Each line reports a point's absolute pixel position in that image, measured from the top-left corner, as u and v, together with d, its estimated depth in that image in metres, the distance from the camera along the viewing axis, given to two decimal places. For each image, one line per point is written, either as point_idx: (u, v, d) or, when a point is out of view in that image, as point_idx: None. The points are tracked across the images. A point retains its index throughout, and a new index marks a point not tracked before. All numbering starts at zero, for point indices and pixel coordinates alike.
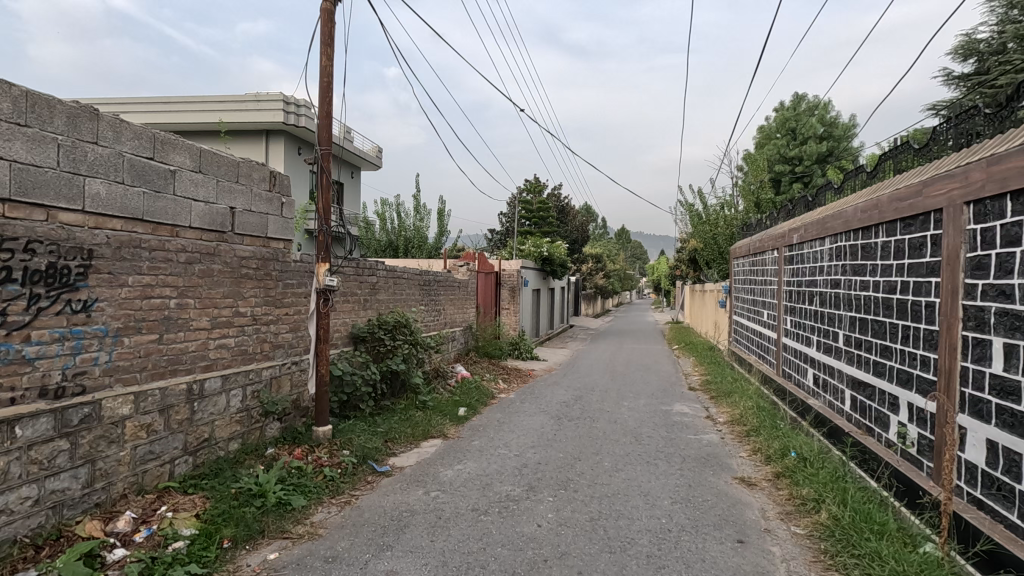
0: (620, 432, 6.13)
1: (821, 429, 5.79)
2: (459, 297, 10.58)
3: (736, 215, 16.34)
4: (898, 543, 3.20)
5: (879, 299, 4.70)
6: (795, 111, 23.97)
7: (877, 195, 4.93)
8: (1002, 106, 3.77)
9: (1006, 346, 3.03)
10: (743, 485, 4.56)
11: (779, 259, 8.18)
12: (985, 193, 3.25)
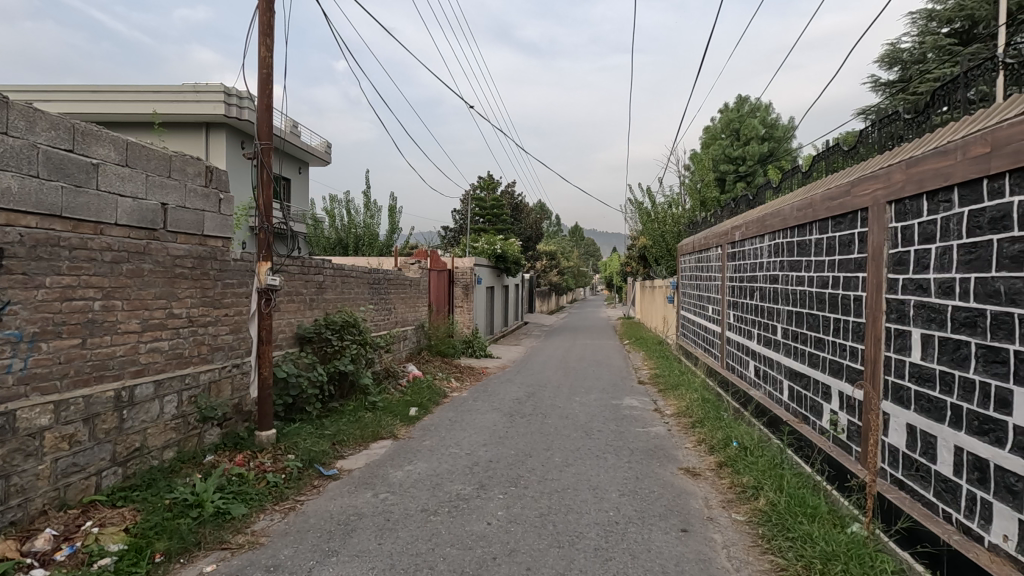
0: (571, 428, 6.21)
1: (761, 418, 6.06)
2: (410, 295, 10.44)
3: (683, 214, 16.84)
4: (827, 525, 3.37)
5: (813, 293, 4.95)
6: (737, 113, 24.90)
7: (810, 195, 5.18)
8: (920, 112, 4.04)
9: (923, 336, 3.24)
10: (688, 475, 4.72)
11: (723, 256, 8.48)
12: (904, 193, 3.47)
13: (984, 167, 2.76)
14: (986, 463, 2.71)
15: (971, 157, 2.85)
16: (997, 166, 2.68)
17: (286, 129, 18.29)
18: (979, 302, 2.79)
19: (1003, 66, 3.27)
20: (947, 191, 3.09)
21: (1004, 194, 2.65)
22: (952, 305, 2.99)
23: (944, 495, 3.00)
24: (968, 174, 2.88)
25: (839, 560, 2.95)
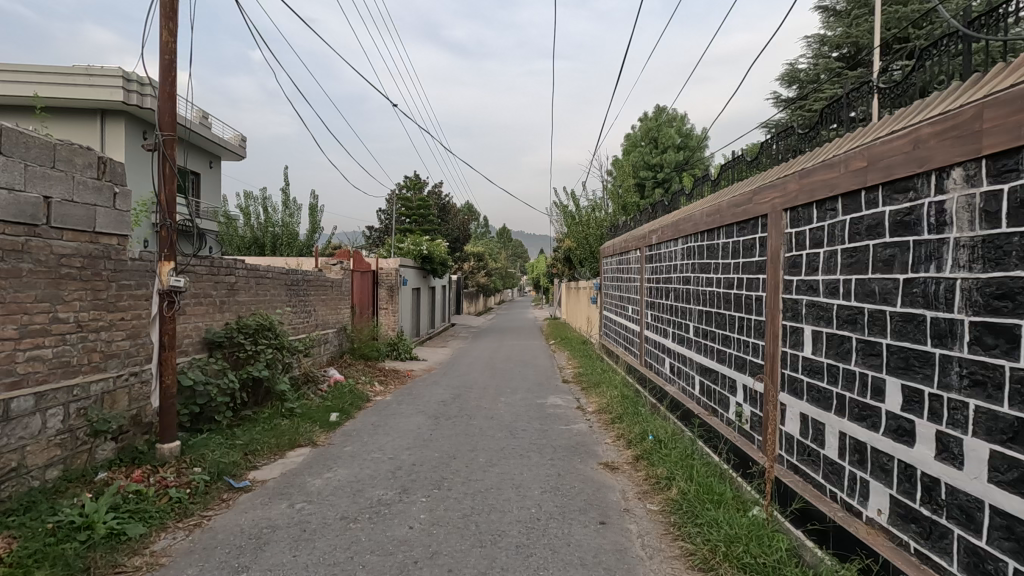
0: (496, 428, 6.25)
1: (676, 412, 6.39)
2: (332, 297, 10.08)
3: (605, 217, 17.45)
4: (732, 509, 3.61)
5: (721, 294, 5.29)
6: (656, 122, 26.17)
7: (718, 202, 5.53)
8: (811, 128, 4.43)
9: (813, 332, 3.55)
10: (607, 469, 4.89)
11: (641, 258, 8.87)
12: (797, 202, 3.79)
13: (862, 180, 3.07)
14: (864, 446, 3.01)
15: (853, 170, 3.16)
16: (872, 179, 2.99)
17: (195, 120, 17.12)
18: (858, 301, 3.10)
19: (878, 89, 3.66)
20: (833, 200, 3.40)
21: (878, 203, 2.96)
22: (837, 303, 3.30)
23: (831, 477, 3.31)
24: (849, 185, 3.19)
25: (741, 542, 3.18)
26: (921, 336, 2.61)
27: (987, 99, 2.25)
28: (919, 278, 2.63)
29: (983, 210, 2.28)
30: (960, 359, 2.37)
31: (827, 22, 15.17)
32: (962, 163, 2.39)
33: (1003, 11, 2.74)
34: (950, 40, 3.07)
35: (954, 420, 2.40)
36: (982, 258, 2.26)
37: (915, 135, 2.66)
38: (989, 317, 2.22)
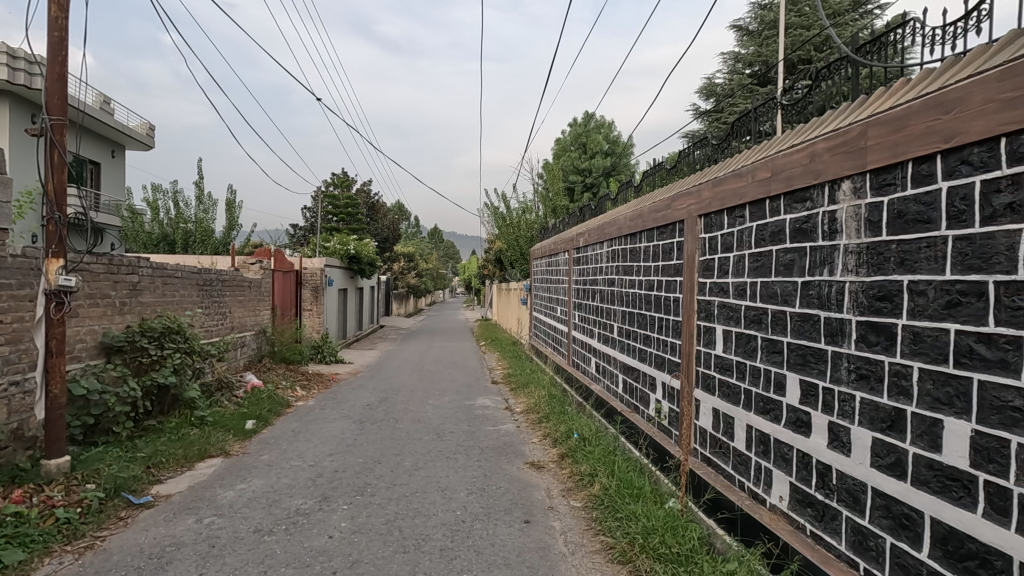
0: (423, 431, 6.17)
1: (600, 410, 6.58)
2: (249, 298, 9.57)
3: (536, 220, 17.71)
4: (649, 502, 3.76)
5: (642, 295, 5.51)
6: (585, 128, 26.92)
7: (640, 207, 5.75)
8: (724, 140, 4.72)
9: (724, 332, 3.77)
10: (533, 468, 4.96)
11: (569, 260, 9.06)
12: (710, 209, 4.01)
13: (767, 189, 3.30)
14: (768, 437, 3.23)
15: (759, 180, 3.38)
16: (775, 189, 3.22)
17: (95, 105, 15.71)
18: (763, 302, 3.32)
19: (781, 106, 3.95)
20: (741, 208, 3.63)
21: (780, 212, 3.19)
22: (744, 305, 3.52)
23: (739, 467, 3.52)
24: (755, 194, 3.42)
25: (657, 533, 3.31)
26: (816, 335, 2.83)
27: (871, 119, 2.48)
28: (814, 281, 2.86)
29: (867, 219, 2.50)
30: (849, 355, 2.59)
31: (741, 41, 16.24)
32: (850, 177, 2.62)
33: (884, 40, 3.04)
34: (841, 64, 3.37)
35: (843, 411, 2.62)
36: (866, 263, 2.49)
37: (812, 150, 2.89)
38: (872, 316, 2.44)
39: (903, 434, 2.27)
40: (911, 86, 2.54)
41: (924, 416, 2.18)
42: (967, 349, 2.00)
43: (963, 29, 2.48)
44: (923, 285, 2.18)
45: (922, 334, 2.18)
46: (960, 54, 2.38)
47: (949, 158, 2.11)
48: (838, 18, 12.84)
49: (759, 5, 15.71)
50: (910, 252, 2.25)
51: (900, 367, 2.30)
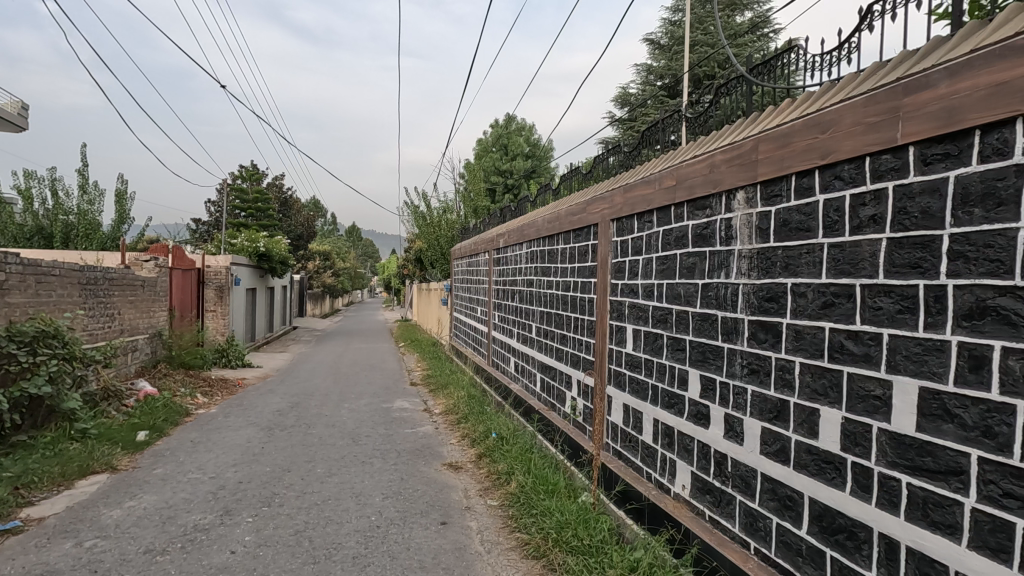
0: (337, 436, 5.96)
1: (518, 409, 6.69)
2: (142, 298, 8.77)
3: (457, 219, 17.68)
4: (563, 496, 3.88)
5: (559, 296, 5.66)
6: (506, 130, 27.23)
7: (557, 209, 5.90)
8: (635, 148, 4.95)
9: (634, 331, 3.95)
10: (450, 469, 4.95)
11: (490, 261, 9.11)
12: (622, 213, 4.20)
13: (672, 197, 3.50)
14: (672, 430, 3.43)
15: (665, 187, 3.58)
16: (679, 197, 3.42)
17: None
18: (668, 302, 3.52)
19: (686, 119, 4.21)
20: (650, 213, 3.82)
21: (684, 218, 3.40)
22: (652, 305, 3.71)
23: (647, 459, 3.70)
24: (662, 200, 3.62)
25: (570, 527, 3.42)
26: (714, 333, 3.04)
27: (763, 134, 2.70)
28: (713, 283, 3.07)
29: (758, 226, 2.72)
30: (742, 352, 2.81)
31: (653, 54, 17.15)
32: (744, 188, 2.84)
33: (773, 63, 3.34)
34: (737, 83, 3.65)
35: (737, 403, 2.84)
36: (757, 267, 2.71)
37: (711, 161, 3.10)
38: (761, 316, 2.67)
39: (787, 423, 2.50)
40: (795, 106, 2.80)
41: (804, 405, 2.41)
42: (839, 345, 2.23)
43: (837, 59, 2.78)
44: (804, 288, 2.41)
45: (803, 332, 2.41)
46: (835, 81, 2.66)
47: (825, 173, 2.34)
48: (738, 39, 13.92)
49: (669, 21, 16.67)
50: (793, 257, 2.48)
51: (784, 362, 2.52)
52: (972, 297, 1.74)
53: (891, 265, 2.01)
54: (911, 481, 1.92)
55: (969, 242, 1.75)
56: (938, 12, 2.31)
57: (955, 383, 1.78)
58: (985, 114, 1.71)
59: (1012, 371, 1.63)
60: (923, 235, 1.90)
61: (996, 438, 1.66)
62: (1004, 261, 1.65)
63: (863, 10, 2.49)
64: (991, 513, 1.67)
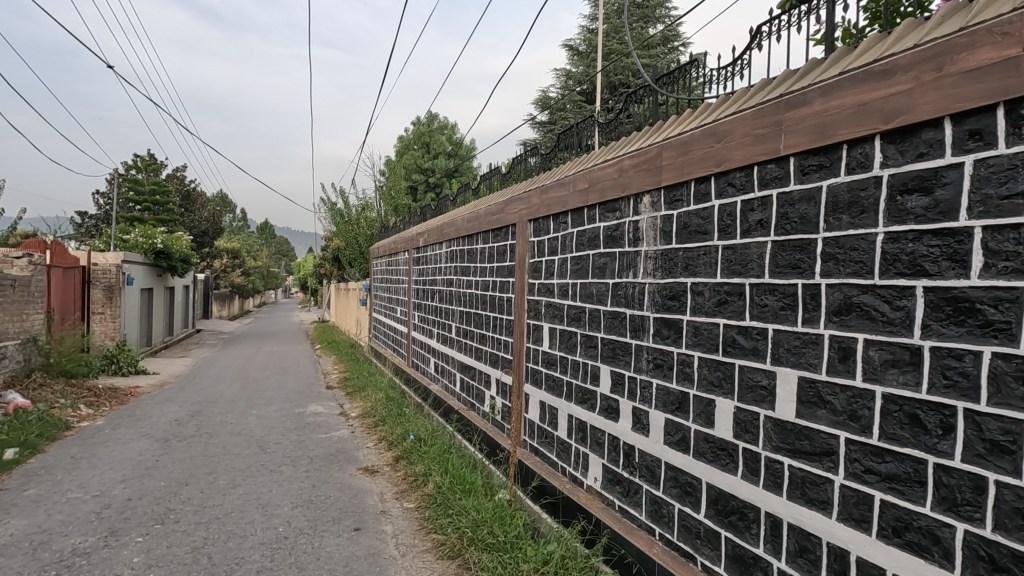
0: (243, 444, 5.63)
1: (438, 409, 6.63)
2: (12, 300, 7.83)
3: (376, 218, 17.26)
4: (480, 494, 3.90)
5: (478, 295, 5.67)
6: (428, 129, 26.96)
7: (477, 209, 5.91)
8: (553, 151, 5.06)
9: (550, 330, 4.04)
10: (366, 473, 4.82)
11: (409, 260, 8.96)
12: (538, 214, 4.28)
13: (585, 200, 3.61)
14: (585, 424, 3.54)
15: (578, 190, 3.69)
16: (591, 199, 3.54)
17: None
18: (581, 301, 3.63)
19: (599, 124, 4.37)
20: (564, 214, 3.92)
21: (596, 219, 3.52)
22: (567, 304, 3.82)
23: (561, 454, 3.80)
24: (575, 202, 3.72)
25: (486, 525, 3.45)
26: (623, 330, 3.18)
27: (665, 142, 2.86)
28: (622, 282, 3.20)
29: (662, 229, 2.88)
30: (648, 348, 2.96)
31: (572, 60, 17.66)
32: (649, 192, 2.99)
33: (676, 75, 3.53)
34: (645, 92, 3.83)
35: (644, 397, 2.98)
36: (661, 268, 2.86)
37: (620, 165, 3.24)
38: (665, 313, 2.82)
39: (687, 413, 2.66)
40: (694, 117, 2.98)
41: (702, 397, 2.57)
42: (732, 340, 2.40)
43: (733, 73, 2.99)
44: (702, 287, 2.57)
45: (701, 328, 2.58)
46: (729, 94, 2.86)
47: (720, 180, 2.52)
48: (650, 51, 14.68)
49: (587, 29, 17.25)
50: (693, 258, 2.64)
51: (685, 357, 2.68)
52: (840, 295, 1.93)
53: (775, 265, 2.20)
54: (791, 463, 2.10)
55: (838, 246, 1.94)
56: (815, 37, 2.53)
57: (827, 372, 1.98)
58: (851, 131, 1.91)
59: (872, 360, 1.83)
60: (801, 239, 2.08)
61: (860, 421, 1.86)
62: (866, 262, 1.85)
63: (753, 30, 2.68)
64: (855, 488, 1.87)
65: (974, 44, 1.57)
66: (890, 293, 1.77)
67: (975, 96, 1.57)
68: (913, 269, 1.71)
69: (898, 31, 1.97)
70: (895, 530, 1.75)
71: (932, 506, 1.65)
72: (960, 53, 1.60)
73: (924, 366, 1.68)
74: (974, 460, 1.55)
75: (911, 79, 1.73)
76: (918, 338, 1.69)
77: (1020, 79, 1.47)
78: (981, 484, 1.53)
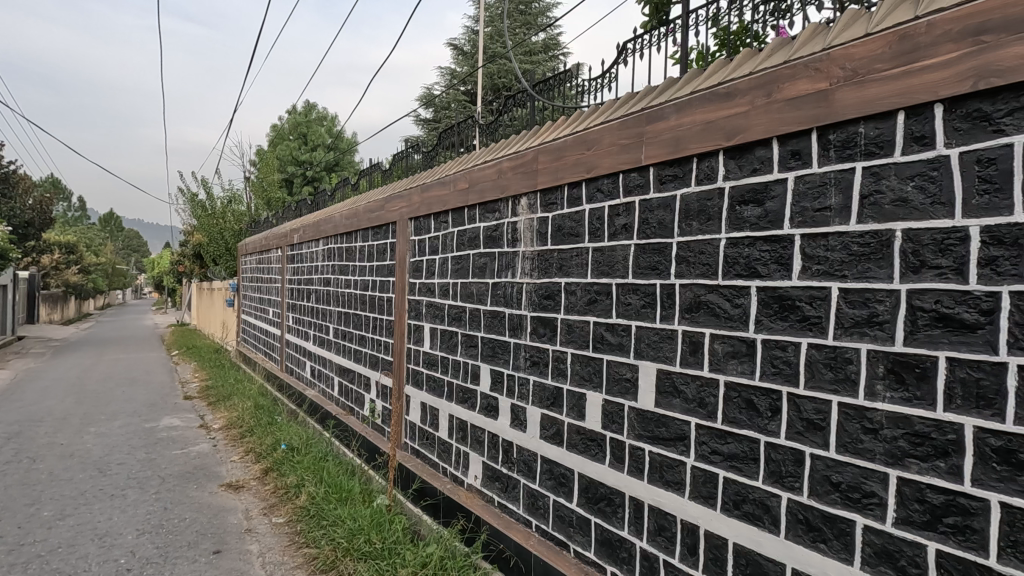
0: (77, 467, 4.91)
1: (313, 415, 6.28)
2: None
3: (246, 212, 15.94)
4: (357, 501, 3.75)
5: (357, 295, 5.47)
6: (305, 118, 25.47)
7: (355, 206, 5.69)
8: (436, 149, 5.02)
9: (431, 330, 4.00)
10: (229, 490, 4.43)
11: (283, 258, 8.39)
12: (419, 212, 4.22)
13: (465, 199, 3.62)
14: (465, 424, 3.56)
15: (459, 190, 3.69)
16: (471, 199, 3.56)
17: None
18: (462, 301, 3.64)
19: (480, 125, 4.41)
20: (445, 214, 3.90)
21: (476, 220, 3.54)
22: (447, 304, 3.81)
23: (443, 454, 3.78)
24: (456, 202, 3.72)
25: (363, 533, 3.33)
26: (502, 329, 3.24)
27: (541, 147, 2.96)
28: (501, 282, 3.26)
29: (538, 230, 2.97)
30: (525, 346, 3.04)
31: (457, 60, 17.69)
32: (526, 195, 3.08)
33: (553, 83, 3.67)
34: (525, 97, 3.94)
35: (521, 393, 3.06)
36: (537, 268, 2.96)
37: (499, 167, 3.30)
38: (541, 312, 2.92)
39: (561, 408, 2.78)
40: (567, 124, 3.12)
41: (574, 391, 2.70)
42: (601, 336, 2.55)
43: (603, 85, 3.16)
44: (574, 286, 2.70)
45: (574, 326, 2.70)
46: (599, 104, 3.02)
47: (590, 185, 2.65)
48: (531, 57, 15.14)
49: (472, 30, 17.37)
50: (566, 259, 2.76)
51: (559, 353, 2.79)
52: (691, 293, 2.13)
53: (637, 266, 2.36)
54: (651, 449, 2.28)
55: (689, 249, 2.14)
56: (673, 58, 2.76)
57: (681, 364, 2.17)
58: (700, 145, 2.11)
59: (717, 352, 2.03)
60: (659, 242, 2.27)
61: (707, 407, 2.06)
62: (712, 264, 2.06)
63: (620, 46, 2.86)
64: (703, 468, 2.07)
65: (796, 75, 1.81)
66: (731, 292, 1.99)
67: (796, 121, 1.81)
68: (748, 271, 1.93)
69: (738, 59, 2.21)
70: (734, 503, 1.96)
71: (763, 479, 1.87)
72: (785, 82, 1.84)
73: (757, 356, 1.90)
74: (795, 437, 1.78)
75: (747, 102, 1.95)
76: (753, 332, 1.92)
77: (829, 109, 1.71)
78: (799, 457, 1.77)
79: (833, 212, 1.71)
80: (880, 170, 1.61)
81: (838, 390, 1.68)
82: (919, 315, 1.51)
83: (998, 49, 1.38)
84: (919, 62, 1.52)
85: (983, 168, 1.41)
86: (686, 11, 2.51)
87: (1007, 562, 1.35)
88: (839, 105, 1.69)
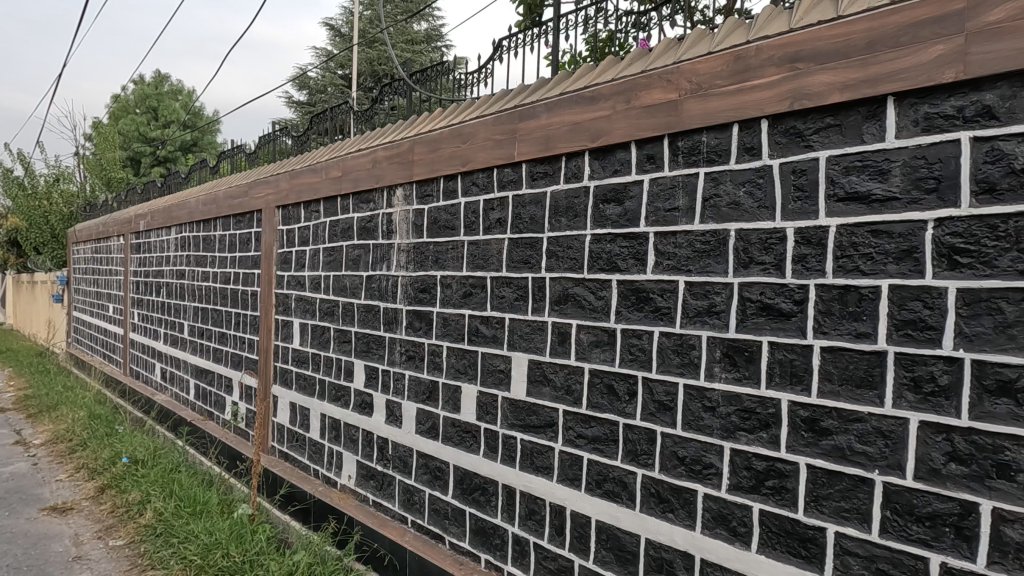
0: None
1: (164, 423, 5.64)
2: None
3: (78, 192, 13.79)
4: (214, 513, 3.45)
5: (216, 289, 5.00)
6: (155, 91, 22.69)
7: (214, 191, 5.19)
8: (307, 134, 4.73)
9: (301, 325, 3.78)
10: (53, 514, 3.85)
11: (125, 246, 7.41)
12: (287, 200, 3.95)
13: (338, 188, 3.45)
14: (338, 423, 3.41)
15: (331, 178, 3.51)
16: (344, 188, 3.40)
17: None
18: (334, 295, 3.48)
19: (356, 111, 4.23)
20: (316, 203, 3.69)
21: (349, 210, 3.40)
22: (319, 298, 3.62)
23: (314, 456, 3.60)
24: (328, 190, 3.53)
25: (220, 546, 3.07)
26: (376, 324, 3.14)
27: (417, 138, 2.91)
28: (376, 275, 3.17)
29: (413, 222, 2.93)
30: (401, 340, 2.98)
31: (334, 40, 16.80)
32: (401, 186, 3.01)
33: (431, 73, 3.63)
34: (403, 85, 3.84)
35: (396, 389, 3.00)
36: (413, 261, 2.91)
37: (373, 157, 3.19)
38: (416, 306, 2.88)
39: (436, 402, 2.77)
40: (443, 116, 3.09)
41: (450, 384, 2.70)
42: (475, 329, 2.58)
43: (480, 79, 3.18)
44: (450, 280, 2.69)
45: (449, 319, 2.70)
46: (475, 98, 3.04)
47: (465, 178, 2.66)
48: (413, 45, 14.83)
49: (350, 11, 16.61)
50: (442, 253, 2.75)
51: (434, 348, 2.78)
52: (560, 286, 2.23)
53: (510, 260, 2.42)
54: (523, 437, 2.36)
55: (558, 244, 2.24)
56: (546, 58, 2.85)
57: (550, 354, 2.26)
58: (568, 145, 2.20)
59: (582, 342, 2.15)
60: (530, 237, 2.34)
61: (573, 394, 2.17)
62: (578, 259, 2.16)
63: (495, 42, 2.90)
64: (569, 452, 2.18)
65: (651, 84, 1.96)
66: (595, 285, 2.11)
67: (651, 127, 1.95)
68: (610, 266, 2.06)
69: (602, 65, 2.34)
70: (597, 483, 2.09)
71: (622, 458, 2.02)
72: (641, 90, 1.98)
73: (617, 345, 2.04)
74: (648, 418, 1.94)
75: (610, 107, 2.08)
76: (613, 322, 2.05)
77: (678, 118, 1.88)
78: (652, 435, 1.93)
79: (680, 212, 1.88)
80: (718, 176, 1.80)
81: (683, 373, 1.86)
82: (747, 305, 1.72)
83: (809, 75, 1.60)
84: (750, 81, 1.72)
85: (798, 177, 1.64)
86: (558, 14, 2.61)
87: (811, 514, 1.58)
88: (686, 115, 1.86)
